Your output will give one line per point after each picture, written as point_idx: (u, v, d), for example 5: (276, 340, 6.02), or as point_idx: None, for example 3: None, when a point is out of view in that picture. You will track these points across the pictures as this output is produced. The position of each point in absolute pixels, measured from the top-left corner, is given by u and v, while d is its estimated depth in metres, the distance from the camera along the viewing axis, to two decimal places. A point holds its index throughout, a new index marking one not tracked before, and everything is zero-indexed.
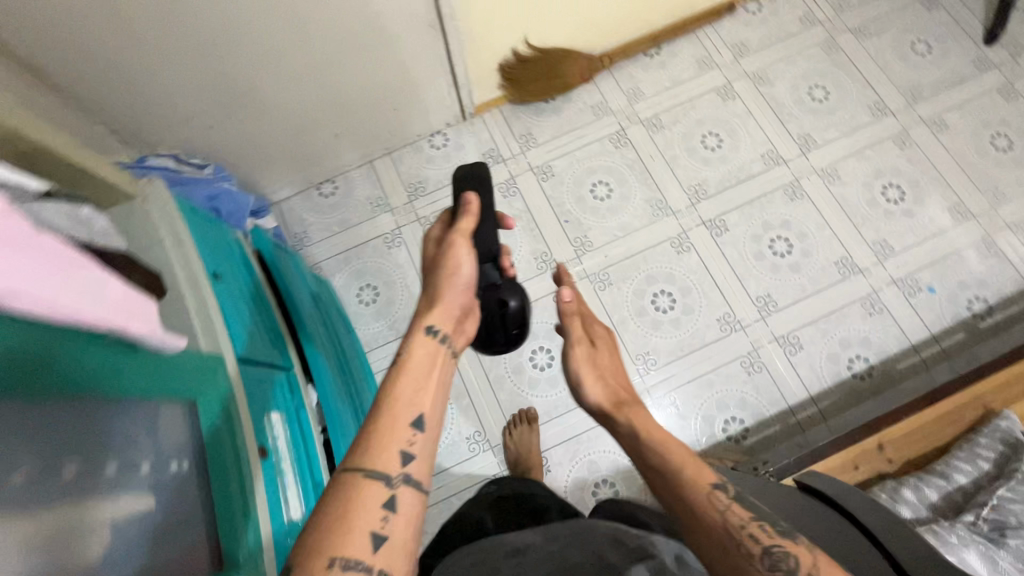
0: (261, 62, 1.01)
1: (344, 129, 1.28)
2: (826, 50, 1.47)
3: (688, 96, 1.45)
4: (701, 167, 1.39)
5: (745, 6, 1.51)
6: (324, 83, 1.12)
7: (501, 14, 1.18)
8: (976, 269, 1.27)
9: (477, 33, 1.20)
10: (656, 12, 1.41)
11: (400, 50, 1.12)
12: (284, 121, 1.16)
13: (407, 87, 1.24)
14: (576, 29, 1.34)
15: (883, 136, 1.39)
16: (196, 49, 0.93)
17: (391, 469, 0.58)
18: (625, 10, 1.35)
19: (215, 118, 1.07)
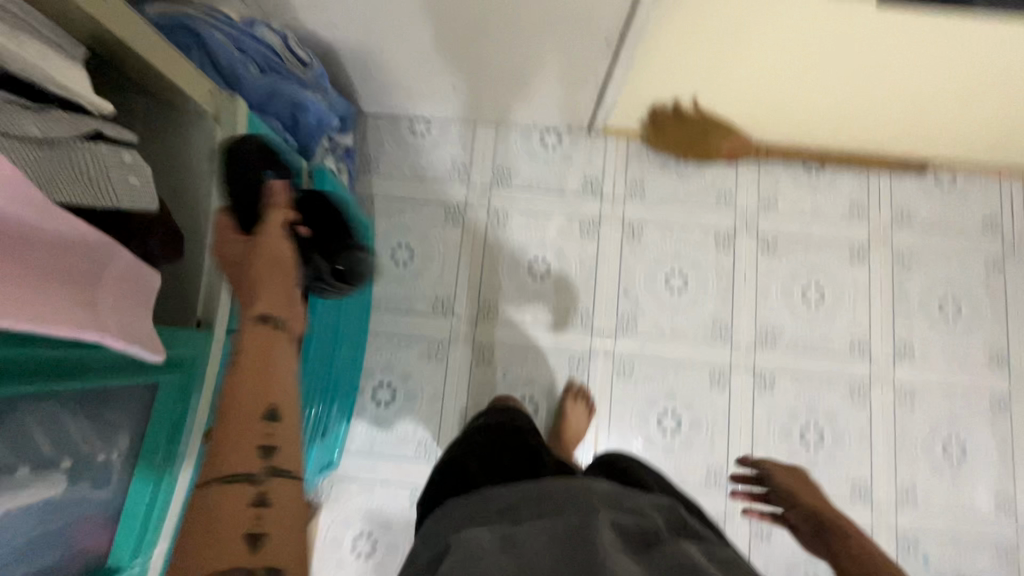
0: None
1: (464, 86, 1.15)
2: (988, 267, 1.28)
3: (819, 237, 1.29)
4: (786, 315, 1.25)
5: (938, 173, 1.31)
6: (477, 32, 0.96)
7: (684, 68, 1.02)
8: (981, 569, 1.17)
9: (648, 70, 1.05)
10: (842, 137, 1.23)
11: (558, 50, 0.98)
12: (416, 49, 1.02)
13: (546, 83, 1.11)
14: (752, 114, 1.16)
15: (986, 389, 1.24)
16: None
17: (252, 465, 0.49)
18: (810, 122, 1.17)
19: (341, 22, 0.96)
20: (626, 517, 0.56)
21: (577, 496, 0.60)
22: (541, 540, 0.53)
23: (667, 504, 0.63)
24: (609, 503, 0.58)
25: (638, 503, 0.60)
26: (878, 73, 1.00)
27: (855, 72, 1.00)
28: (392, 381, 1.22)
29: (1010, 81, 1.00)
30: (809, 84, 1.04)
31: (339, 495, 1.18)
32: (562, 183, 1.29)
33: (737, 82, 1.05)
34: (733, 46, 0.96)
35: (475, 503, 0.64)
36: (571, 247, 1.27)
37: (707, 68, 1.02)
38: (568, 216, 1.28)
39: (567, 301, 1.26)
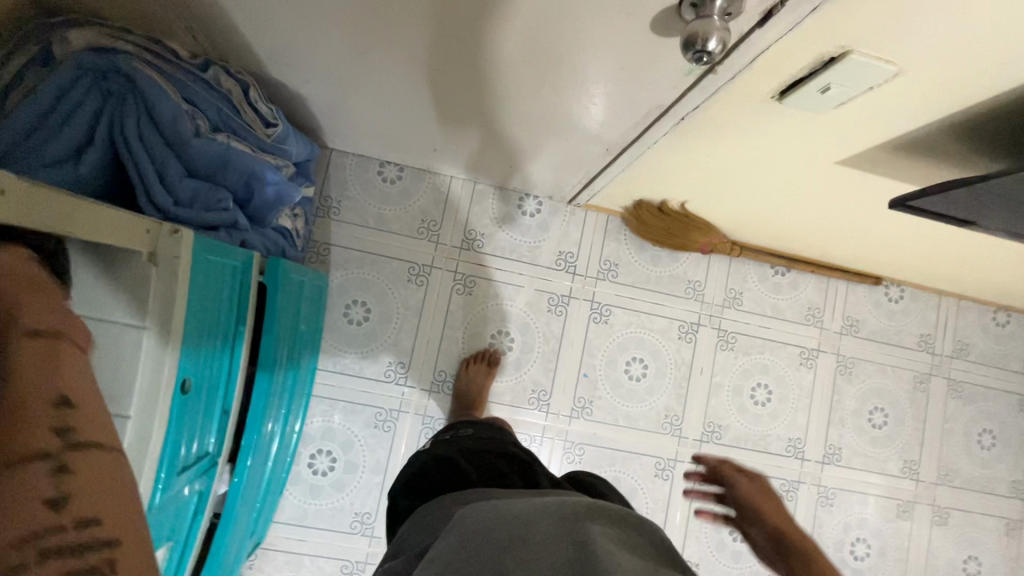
0: (421, 64, 0.74)
1: (447, 147, 1.06)
2: (916, 381, 1.38)
3: (774, 338, 1.32)
4: (733, 411, 1.29)
5: (889, 286, 1.37)
6: (478, 112, 0.86)
7: (678, 182, 0.98)
8: None
9: (642, 176, 1.00)
10: (812, 250, 1.25)
11: (555, 142, 0.91)
12: (405, 108, 0.91)
13: (532, 162, 1.04)
14: (733, 223, 1.15)
15: (893, 495, 1.35)
16: (354, 21, 0.65)
17: (45, 440, 0.35)
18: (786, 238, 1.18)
19: (318, 75, 0.84)
20: (615, 522, 0.51)
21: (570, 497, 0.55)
22: (536, 517, 0.50)
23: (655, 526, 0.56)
24: (607, 510, 0.53)
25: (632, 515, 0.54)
26: (861, 226, 0.99)
27: (842, 221, 0.98)
28: (332, 450, 1.14)
29: (972, 246, 1.03)
30: (794, 218, 1.02)
31: (263, 569, 1.11)
32: (536, 254, 1.24)
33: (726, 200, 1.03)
34: (733, 182, 0.91)
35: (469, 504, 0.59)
36: (537, 324, 1.24)
37: (702, 187, 0.98)
38: (537, 290, 1.24)
39: (526, 379, 1.23)
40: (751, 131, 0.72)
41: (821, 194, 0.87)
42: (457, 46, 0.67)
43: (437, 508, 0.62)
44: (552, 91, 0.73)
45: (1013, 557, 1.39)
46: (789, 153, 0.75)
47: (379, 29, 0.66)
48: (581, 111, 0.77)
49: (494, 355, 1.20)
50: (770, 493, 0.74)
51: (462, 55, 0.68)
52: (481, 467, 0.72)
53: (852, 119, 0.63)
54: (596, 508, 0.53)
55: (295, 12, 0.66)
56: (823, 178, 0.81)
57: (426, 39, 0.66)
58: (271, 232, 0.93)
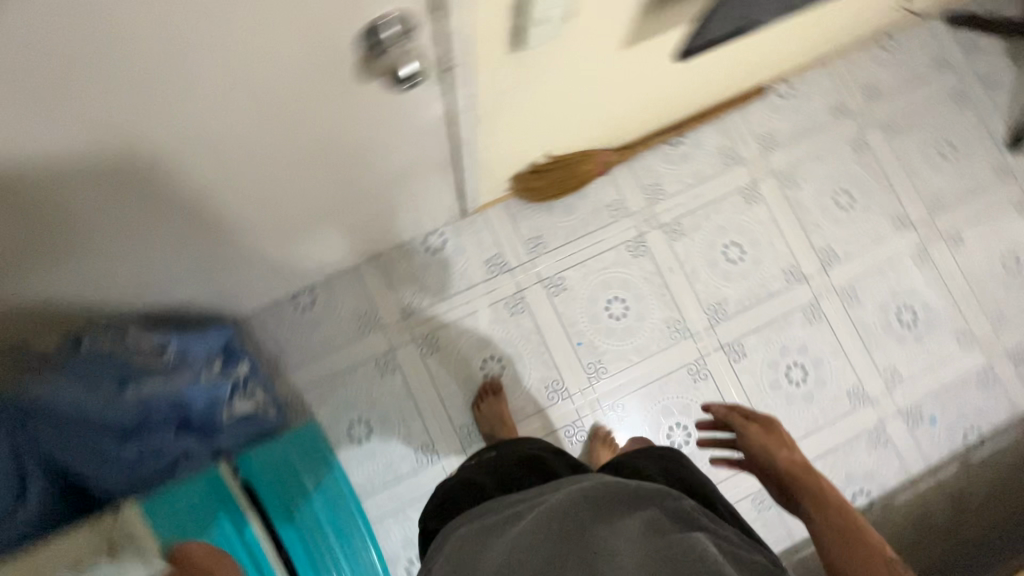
0: (247, 203, 0.75)
1: (341, 244, 1.09)
2: (855, 147, 1.38)
3: (711, 198, 1.33)
4: (722, 283, 1.31)
5: (775, 86, 1.38)
6: (328, 205, 0.88)
7: (525, 145, 0.99)
8: (975, 400, 1.31)
9: (496, 161, 1.02)
10: (687, 107, 1.25)
11: (411, 183, 0.94)
12: (270, 246, 0.94)
13: (405, 211, 1.06)
14: (603, 136, 1.16)
15: (904, 253, 1.35)
16: (165, 207, 0.67)
17: None
18: (655, 115, 1.19)
19: (192, 274, 0.89)
20: (635, 504, 0.68)
21: (606, 493, 0.70)
22: (560, 517, 0.67)
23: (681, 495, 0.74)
24: (626, 495, 0.70)
25: (649, 489, 0.71)
26: (698, 68, 1.01)
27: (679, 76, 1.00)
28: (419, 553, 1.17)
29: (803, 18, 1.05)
30: (641, 101, 1.05)
31: None
32: (469, 276, 1.26)
33: (578, 129, 1.04)
34: (564, 116, 0.93)
35: (482, 516, 0.75)
36: (510, 331, 1.25)
37: (549, 135, 0.99)
38: (490, 304, 1.26)
39: (535, 381, 1.25)
40: (532, 78, 0.73)
41: (640, 76, 0.89)
42: (258, 169, 0.68)
43: (461, 526, 0.76)
44: (362, 153, 0.74)
45: None
46: (578, 71, 0.77)
47: (189, 201, 0.68)
48: (392, 157, 0.79)
49: (494, 383, 1.22)
50: (772, 432, 0.85)
51: (267, 172, 0.70)
52: (500, 479, 0.86)
53: (594, 21, 0.64)
54: (614, 496, 0.70)
55: (112, 235, 0.68)
56: (627, 65, 0.83)
57: (229, 180, 0.67)
58: (240, 422, 0.96)
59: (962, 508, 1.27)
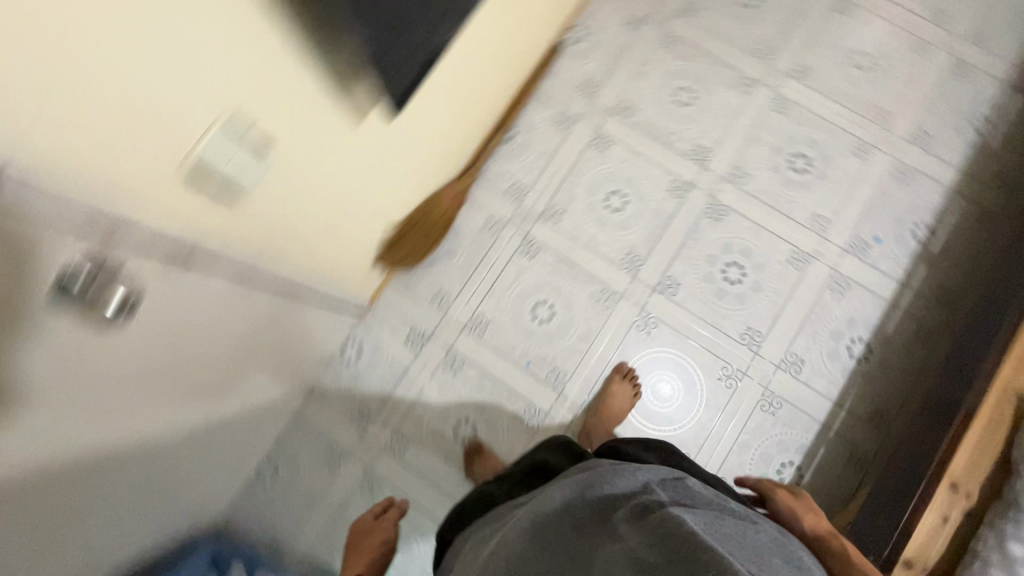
0: (186, 367, 0.77)
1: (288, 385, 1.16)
2: (666, 46, 1.38)
3: (568, 166, 1.33)
4: (621, 233, 1.30)
5: (567, 37, 1.39)
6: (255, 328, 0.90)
7: (355, 233, 1.00)
8: (904, 198, 1.29)
9: (344, 260, 1.03)
10: (493, 104, 1.27)
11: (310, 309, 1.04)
12: (240, 414, 1.03)
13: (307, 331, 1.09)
14: (432, 176, 1.18)
15: (764, 110, 1.34)
16: (123, 412, 0.68)
17: None
18: (466, 130, 1.20)
19: (183, 486, 0.97)
20: (630, 492, 0.79)
21: (596, 494, 0.79)
22: (558, 504, 0.78)
23: (682, 479, 0.85)
24: (621, 481, 0.81)
25: (645, 475, 0.83)
26: (461, 61, 0.97)
27: (449, 78, 0.98)
28: None
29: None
30: (449, 108, 1.07)
31: None
32: (399, 362, 1.25)
33: (399, 190, 1.05)
34: (370, 185, 0.93)
35: (493, 521, 0.83)
36: (462, 388, 1.24)
37: (371, 205, 0.98)
38: (431, 375, 1.25)
39: (510, 419, 1.23)
40: (298, 189, 0.75)
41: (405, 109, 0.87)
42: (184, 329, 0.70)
43: (467, 538, 0.85)
44: (252, 312, 0.85)
45: (873, 13, 1.38)
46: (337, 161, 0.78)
47: (142, 430, 0.75)
48: (222, 330, 0.80)
49: (473, 443, 1.20)
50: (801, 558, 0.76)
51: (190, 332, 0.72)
52: (512, 488, 0.95)
53: (295, 128, 0.65)
54: (611, 487, 0.80)
55: (100, 472, 0.70)
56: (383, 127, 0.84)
57: (162, 355, 0.69)
58: None
59: (951, 303, 1.24)
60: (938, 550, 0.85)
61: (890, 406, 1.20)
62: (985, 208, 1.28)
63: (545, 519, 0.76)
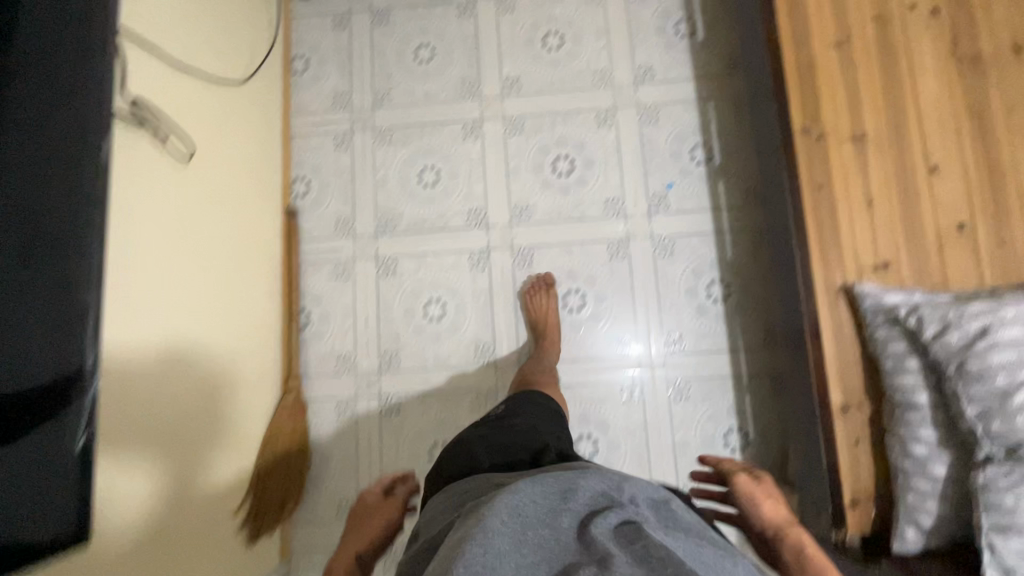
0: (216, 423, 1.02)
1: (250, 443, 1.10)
2: (384, 141, 1.33)
3: (375, 308, 1.27)
4: (459, 333, 1.25)
5: (294, 193, 1.32)
6: (251, 443, 1.11)
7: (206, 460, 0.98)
8: (667, 135, 1.28)
9: (210, 503, 0.98)
10: (264, 308, 1.19)
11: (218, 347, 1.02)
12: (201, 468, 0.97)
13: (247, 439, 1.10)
14: (242, 410, 1.09)
15: (503, 141, 1.30)
16: (189, 474, 0.93)
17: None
18: (245, 326, 1.11)
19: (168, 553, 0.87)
20: (607, 503, 0.54)
21: (569, 492, 0.55)
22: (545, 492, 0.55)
23: (670, 500, 0.58)
24: (607, 486, 0.56)
25: (633, 486, 0.57)
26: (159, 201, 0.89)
27: (236, 194, 1.11)
28: None
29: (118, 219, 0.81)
30: (225, 208, 1.07)
31: None
32: None
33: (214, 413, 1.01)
34: (236, 319, 1.09)
35: (462, 494, 0.68)
36: None
37: (250, 354, 1.14)
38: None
39: None
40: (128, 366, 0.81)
41: (206, 231, 1.01)
42: (211, 368, 1.00)
43: (440, 502, 0.70)
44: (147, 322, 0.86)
45: None
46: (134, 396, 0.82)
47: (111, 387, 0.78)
48: None
49: None
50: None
51: (207, 411, 0.99)
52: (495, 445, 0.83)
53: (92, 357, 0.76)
54: (591, 492, 0.55)
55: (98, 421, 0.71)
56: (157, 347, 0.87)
57: (197, 425, 0.97)
58: None
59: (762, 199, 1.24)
60: (868, 472, 0.83)
61: (773, 321, 1.20)
62: (734, 98, 1.28)
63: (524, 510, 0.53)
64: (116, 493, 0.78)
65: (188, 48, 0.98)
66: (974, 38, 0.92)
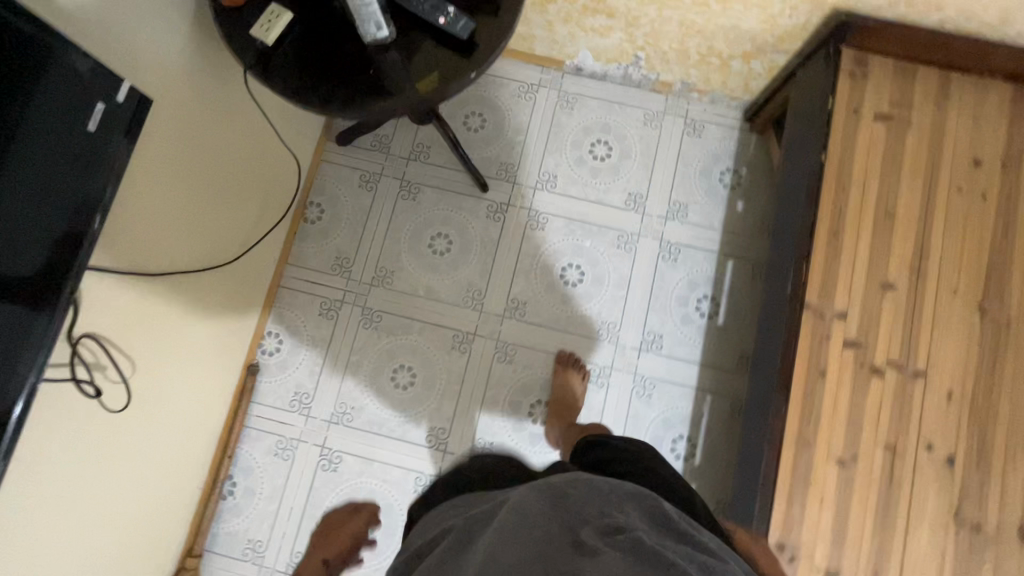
0: (169, 446, 1.02)
1: (187, 479, 1.10)
2: (369, 324, 1.25)
3: (302, 501, 1.18)
4: (379, 561, 1.15)
5: (262, 349, 1.24)
6: (104, 557, 0.92)
7: (147, 483, 0.98)
8: (655, 416, 1.20)
9: (144, 510, 0.99)
10: (196, 458, 1.12)
11: (192, 367, 1.04)
12: (150, 460, 0.98)
13: (181, 489, 1.09)
14: (165, 513, 1.05)
15: (487, 366, 1.23)
16: (103, 446, 0.85)
17: None
18: (190, 433, 1.08)
19: (111, 490, 0.90)
20: (599, 512, 0.56)
21: (563, 503, 0.57)
22: (544, 503, 0.57)
23: (660, 501, 0.61)
24: (604, 501, 0.58)
25: (617, 496, 0.59)
26: (138, 309, 0.86)
27: (235, 317, 1.14)
28: None
29: (17, 467, 0.72)
30: (216, 289, 1.06)
31: None
32: None
33: (143, 506, 0.98)
34: (187, 417, 1.06)
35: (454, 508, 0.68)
36: None
37: (181, 475, 1.08)
38: None
39: None
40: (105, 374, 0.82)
41: (210, 314, 1.06)
42: (203, 321, 1.04)
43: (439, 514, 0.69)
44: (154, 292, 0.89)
45: (571, 218, 1.29)
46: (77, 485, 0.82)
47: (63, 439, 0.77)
48: None
49: None
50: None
51: (162, 428, 0.99)
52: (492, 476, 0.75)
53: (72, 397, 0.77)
54: (582, 502, 0.57)
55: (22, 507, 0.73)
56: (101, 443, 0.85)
57: (138, 445, 0.94)
58: None
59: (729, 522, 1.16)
60: None
61: None
62: (735, 401, 1.20)
63: (526, 514, 0.55)
64: (72, 446, 0.79)
65: (183, 245, 0.93)
66: (980, 508, 0.85)
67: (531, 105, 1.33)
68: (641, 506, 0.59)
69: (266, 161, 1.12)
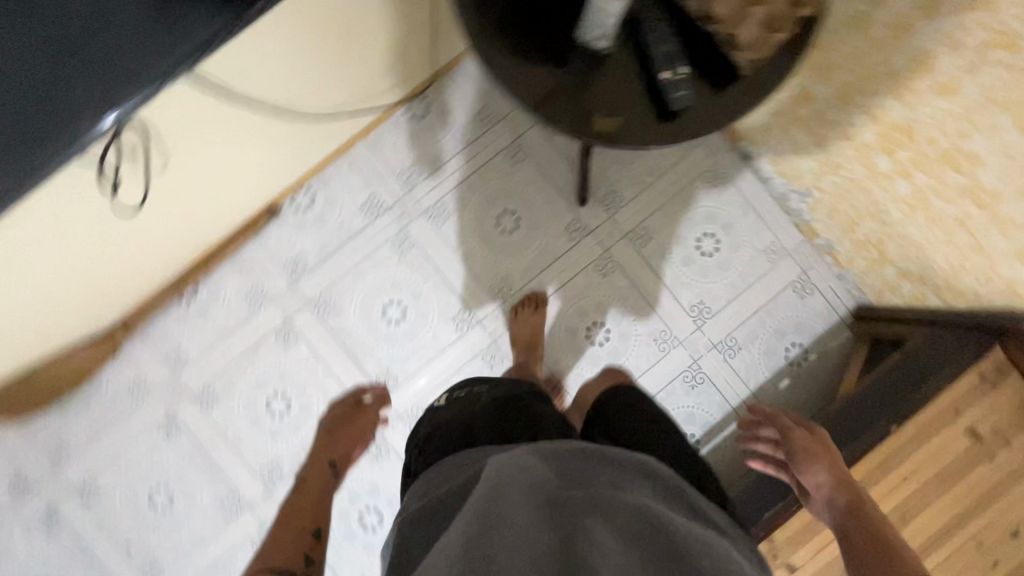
0: (158, 242, 1.00)
1: (158, 270, 1.09)
2: (398, 246, 1.19)
3: (242, 349, 1.17)
4: (270, 444, 1.16)
5: (292, 200, 1.18)
6: (40, 300, 0.92)
7: (119, 262, 0.97)
8: None
9: (102, 280, 0.98)
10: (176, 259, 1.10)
11: (219, 189, 0.98)
12: (131, 246, 0.95)
13: (147, 276, 1.08)
14: (120, 289, 1.05)
15: (471, 355, 1.19)
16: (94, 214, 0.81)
17: None
18: (183, 240, 1.05)
19: (79, 256, 0.88)
20: (605, 479, 0.52)
21: (568, 466, 0.53)
22: (540, 468, 0.52)
23: (660, 468, 0.58)
24: (612, 471, 0.54)
25: (620, 469, 0.55)
26: (196, 115, 0.79)
27: (286, 164, 1.07)
28: None
29: None
30: (285, 136, 0.98)
31: None
32: None
33: (102, 277, 0.97)
34: (191, 223, 1.02)
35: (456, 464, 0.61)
36: (50, 553, 1.15)
37: (156, 265, 1.07)
38: (23, 529, 1.16)
39: None
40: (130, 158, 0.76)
41: (266, 153, 0.99)
42: (254, 160, 0.98)
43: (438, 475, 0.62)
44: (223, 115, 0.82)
45: (633, 284, 1.21)
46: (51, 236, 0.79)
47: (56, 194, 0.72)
48: None
49: None
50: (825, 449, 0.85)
51: (159, 227, 0.96)
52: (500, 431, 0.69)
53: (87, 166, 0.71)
54: (582, 467, 0.54)
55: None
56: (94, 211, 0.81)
57: (128, 231, 0.91)
58: None
59: None
60: None
61: None
62: None
63: (524, 475, 0.50)
64: (64, 204, 0.75)
65: (271, 90, 0.84)
66: None
67: (679, 158, 1.21)
68: (645, 474, 0.56)
69: (406, 49, 1.01)
